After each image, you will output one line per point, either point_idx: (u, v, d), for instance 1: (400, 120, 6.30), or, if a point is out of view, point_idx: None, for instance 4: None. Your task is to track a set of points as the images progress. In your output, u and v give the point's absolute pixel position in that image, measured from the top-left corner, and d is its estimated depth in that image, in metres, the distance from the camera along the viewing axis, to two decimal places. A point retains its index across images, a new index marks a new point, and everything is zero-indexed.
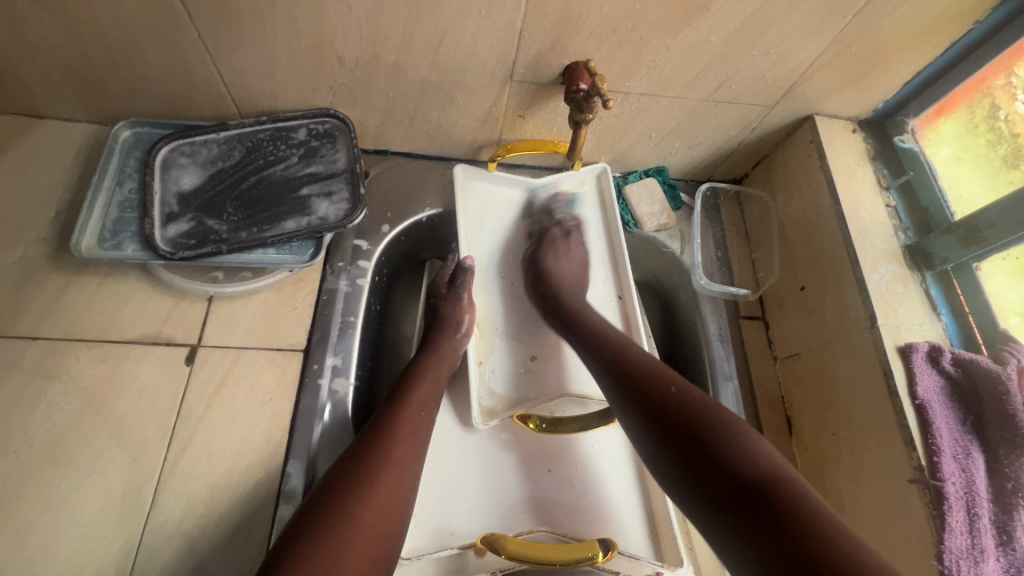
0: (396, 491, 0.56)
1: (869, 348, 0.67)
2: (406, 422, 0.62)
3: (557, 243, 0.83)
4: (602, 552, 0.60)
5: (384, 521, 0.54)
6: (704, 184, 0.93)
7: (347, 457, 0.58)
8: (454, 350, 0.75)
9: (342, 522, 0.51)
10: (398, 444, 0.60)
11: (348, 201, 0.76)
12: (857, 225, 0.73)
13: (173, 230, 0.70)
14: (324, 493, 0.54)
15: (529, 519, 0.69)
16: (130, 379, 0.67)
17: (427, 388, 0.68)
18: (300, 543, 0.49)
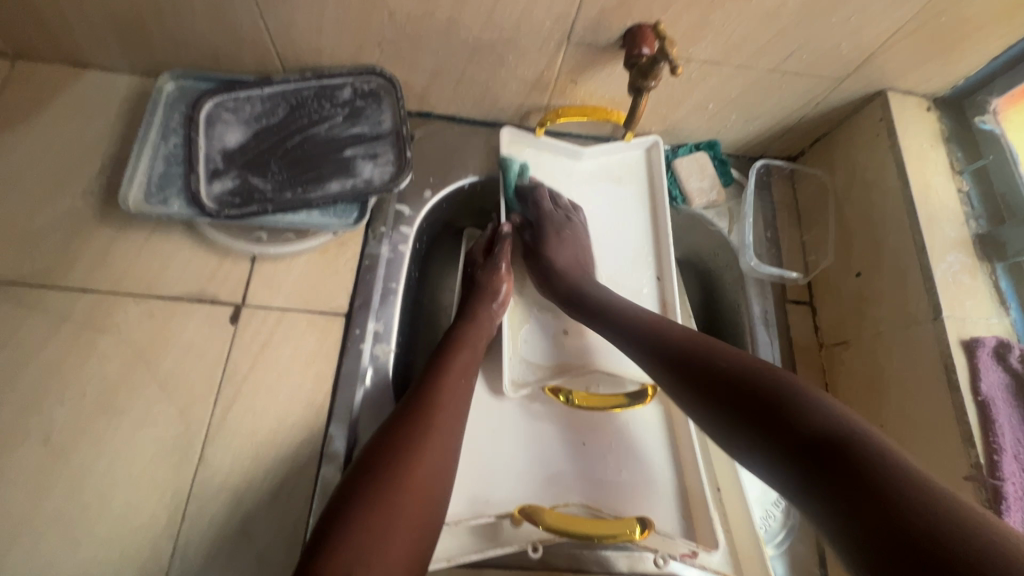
0: (439, 459, 0.56)
1: (930, 339, 0.64)
2: (447, 391, 0.62)
3: (563, 230, 0.78)
4: (640, 530, 0.60)
5: (430, 487, 0.54)
6: (758, 161, 0.89)
7: (391, 425, 0.58)
8: (494, 321, 0.74)
9: (390, 489, 0.51)
10: (439, 413, 0.59)
11: (393, 164, 0.74)
12: (926, 210, 0.69)
13: (218, 187, 0.70)
14: (372, 458, 0.54)
15: (563, 493, 0.70)
16: (177, 335, 0.68)
17: (466, 361, 0.67)
18: (351, 505, 0.50)
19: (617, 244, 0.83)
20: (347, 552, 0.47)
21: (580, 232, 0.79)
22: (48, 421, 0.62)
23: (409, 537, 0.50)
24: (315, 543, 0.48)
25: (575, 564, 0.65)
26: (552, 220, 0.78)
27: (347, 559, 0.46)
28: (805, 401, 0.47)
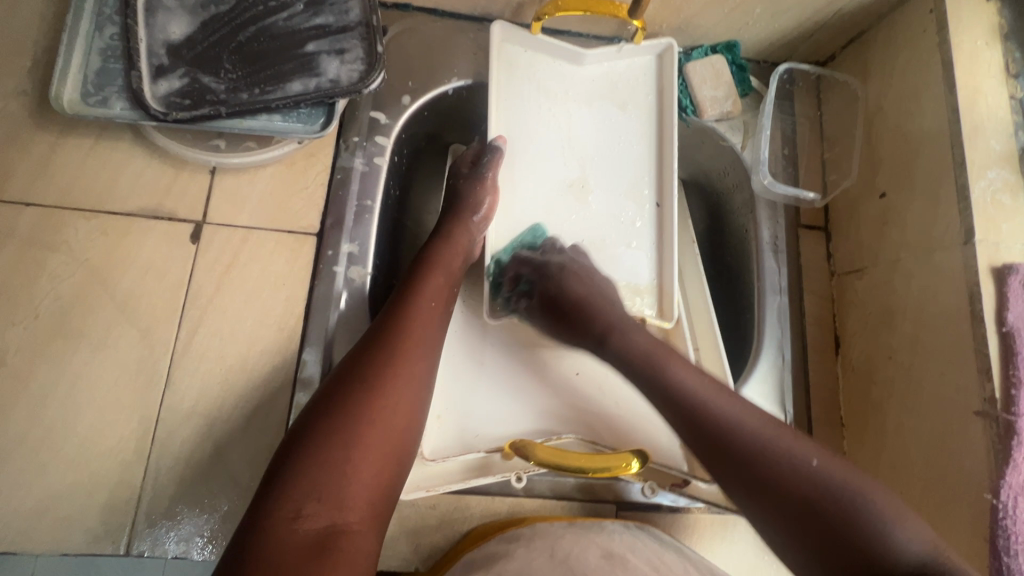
0: (408, 392, 0.52)
1: (956, 266, 0.58)
2: (417, 320, 0.57)
3: (574, 268, 0.67)
4: (636, 465, 0.57)
5: (395, 422, 0.50)
6: (782, 64, 0.78)
7: (355, 355, 0.53)
8: (472, 242, 0.68)
9: (351, 423, 0.48)
10: (408, 343, 0.55)
11: (363, 61, 0.64)
12: (970, 120, 0.60)
13: (164, 86, 0.61)
14: (333, 388, 0.50)
15: (553, 425, 0.67)
16: (134, 254, 0.63)
17: (439, 287, 0.61)
18: (310, 440, 0.47)
19: (616, 161, 0.75)
20: (301, 487, 0.45)
21: (603, 282, 0.67)
22: (2, 342, 0.58)
23: (371, 472, 0.47)
24: (272, 475, 0.46)
25: (561, 491, 0.65)
26: (564, 270, 0.66)
27: (301, 496, 0.44)
28: (855, 499, 0.46)
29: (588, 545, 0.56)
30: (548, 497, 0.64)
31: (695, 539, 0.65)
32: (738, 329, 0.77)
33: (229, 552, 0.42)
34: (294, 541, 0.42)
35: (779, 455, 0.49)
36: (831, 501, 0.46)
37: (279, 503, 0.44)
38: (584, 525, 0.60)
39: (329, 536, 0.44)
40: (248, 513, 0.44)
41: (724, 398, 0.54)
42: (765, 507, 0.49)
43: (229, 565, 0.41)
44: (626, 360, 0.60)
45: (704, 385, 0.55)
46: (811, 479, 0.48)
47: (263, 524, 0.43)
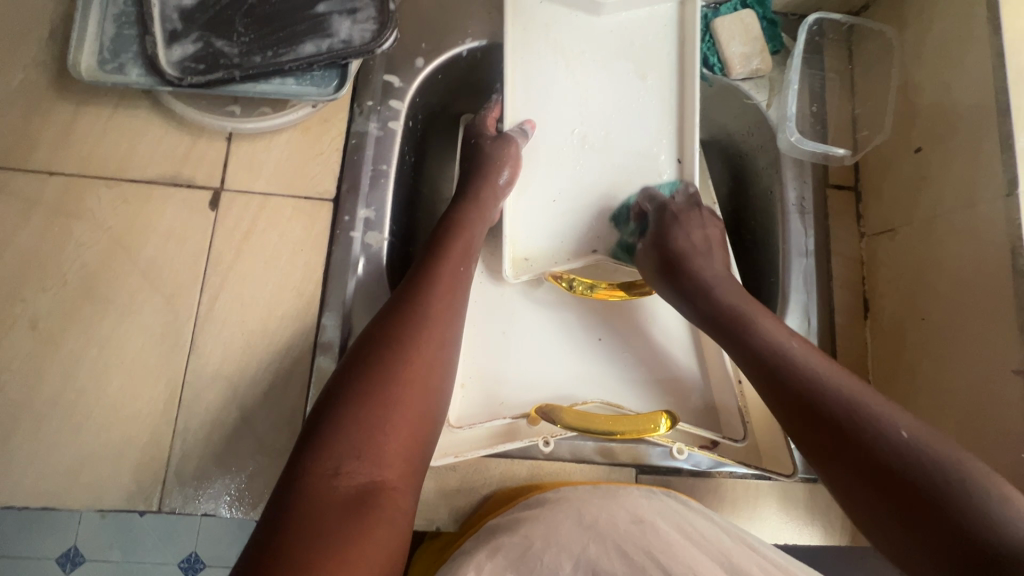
0: (436, 355, 0.52)
1: (998, 220, 0.55)
2: (443, 284, 0.56)
3: (683, 215, 0.66)
4: (665, 424, 0.55)
5: (426, 386, 0.50)
6: (811, 15, 0.74)
7: (383, 319, 0.53)
8: (495, 206, 0.67)
9: (382, 384, 0.48)
10: (436, 307, 0.54)
11: (375, 20, 0.63)
12: (1016, 63, 0.56)
13: (178, 52, 0.61)
14: (362, 349, 0.50)
15: (578, 392, 0.66)
16: (155, 221, 0.63)
17: (463, 251, 0.61)
18: (342, 397, 0.47)
19: (638, 120, 0.72)
20: (339, 446, 0.44)
21: (715, 226, 0.67)
22: (33, 308, 0.60)
23: (405, 431, 0.47)
24: (307, 436, 0.46)
25: (582, 455, 0.64)
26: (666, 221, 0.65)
27: (339, 454, 0.44)
28: (959, 470, 0.42)
29: (617, 510, 0.57)
30: (569, 461, 0.64)
31: (717, 503, 0.65)
32: (762, 294, 0.76)
33: (268, 509, 0.42)
34: (333, 498, 0.42)
35: (869, 418, 0.46)
36: (917, 476, 0.42)
37: (317, 461, 0.44)
38: (609, 488, 0.59)
39: (368, 493, 0.43)
40: (285, 473, 0.44)
41: (819, 361, 0.52)
42: (847, 471, 0.46)
43: (270, 521, 0.41)
44: (711, 318, 0.60)
45: (798, 347, 0.53)
46: (897, 450, 0.44)
47: (301, 480, 0.43)
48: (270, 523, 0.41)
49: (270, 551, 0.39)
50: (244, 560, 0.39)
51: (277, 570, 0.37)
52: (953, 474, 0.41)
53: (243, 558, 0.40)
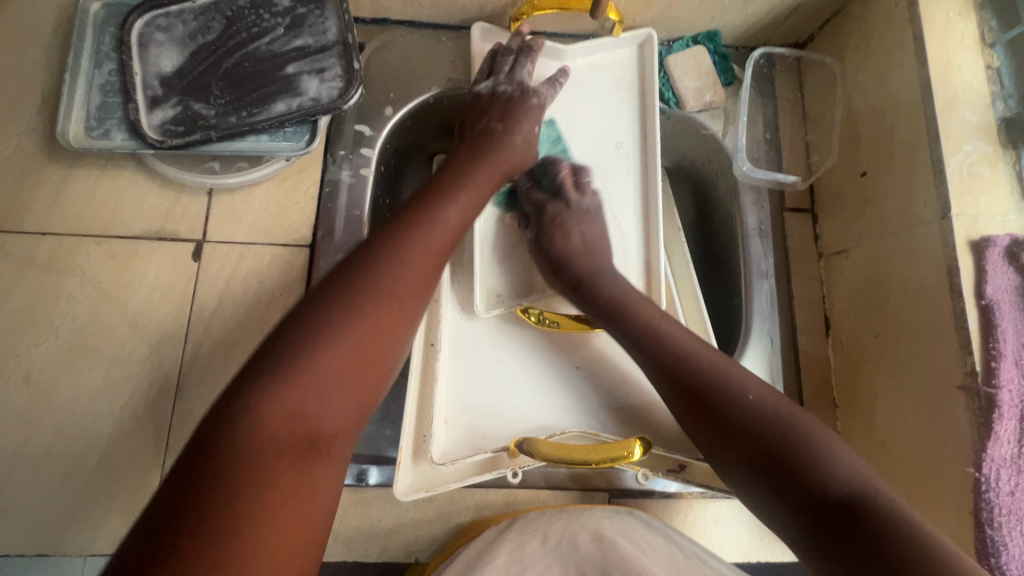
0: (414, 308, 0.49)
1: (935, 241, 0.58)
2: (434, 234, 0.53)
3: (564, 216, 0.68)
4: (639, 451, 0.56)
5: (398, 342, 0.47)
6: (758, 49, 0.79)
7: (363, 258, 0.49)
8: (498, 163, 0.66)
9: (338, 328, 0.44)
10: (422, 257, 0.51)
11: (341, 77, 0.67)
12: (943, 93, 0.59)
13: (159, 116, 0.65)
14: (325, 286, 0.47)
15: (559, 421, 0.65)
16: (141, 274, 0.67)
17: (461, 207, 0.57)
18: (297, 330, 0.44)
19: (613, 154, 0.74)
20: (294, 386, 0.41)
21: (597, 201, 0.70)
22: (27, 362, 0.63)
23: (351, 370, 0.44)
24: (258, 363, 0.43)
25: (554, 482, 0.66)
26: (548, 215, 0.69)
27: (292, 392, 0.41)
28: (825, 452, 0.45)
29: (579, 530, 0.60)
30: (542, 488, 0.66)
31: (688, 524, 0.67)
32: (726, 316, 0.78)
33: (205, 425, 0.40)
34: (265, 435, 0.39)
35: (727, 381, 0.51)
36: (774, 432, 0.47)
37: (266, 394, 0.41)
38: (574, 510, 0.61)
39: (316, 440, 0.41)
40: (229, 394, 0.41)
41: (708, 354, 0.54)
42: (722, 437, 0.49)
43: (205, 439, 0.39)
44: (597, 305, 0.62)
45: (663, 321, 0.57)
46: (756, 412, 0.48)
47: (247, 404, 0.40)
48: (203, 443, 0.39)
49: (183, 488, 0.36)
50: (168, 479, 0.37)
51: (203, 499, 0.36)
52: (797, 429, 0.46)
53: (169, 473, 0.38)
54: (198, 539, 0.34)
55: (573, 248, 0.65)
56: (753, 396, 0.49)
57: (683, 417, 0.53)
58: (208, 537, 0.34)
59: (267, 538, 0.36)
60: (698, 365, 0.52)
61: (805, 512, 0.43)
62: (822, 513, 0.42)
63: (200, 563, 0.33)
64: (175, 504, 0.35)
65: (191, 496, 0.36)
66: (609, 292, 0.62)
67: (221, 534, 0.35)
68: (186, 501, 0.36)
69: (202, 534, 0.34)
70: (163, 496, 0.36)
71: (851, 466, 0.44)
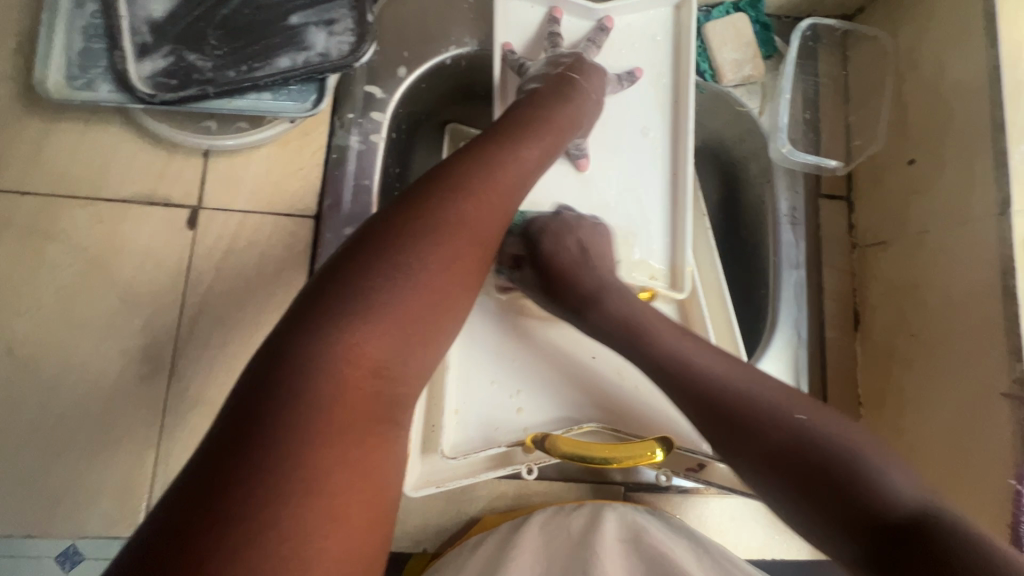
0: (489, 250, 0.44)
1: (990, 239, 0.54)
2: (510, 171, 0.47)
3: (552, 227, 0.59)
4: (662, 452, 0.53)
5: (472, 288, 0.42)
6: (804, 19, 0.73)
7: (436, 189, 0.43)
8: (574, 107, 0.58)
9: (413, 269, 0.39)
10: (497, 196, 0.45)
11: (353, 31, 0.60)
12: (1012, 75, 0.55)
13: (149, 66, 0.58)
14: (396, 215, 0.41)
15: (576, 412, 0.61)
16: (132, 241, 0.62)
17: (535, 151, 0.51)
18: (363, 262, 0.38)
19: (644, 129, 0.68)
20: (363, 334, 0.36)
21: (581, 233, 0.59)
22: (8, 333, 0.59)
23: (426, 319, 0.39)
24: (319, 299, 0.37)
25: (569, 473, 0.64)
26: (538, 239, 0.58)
27: (360, 340, 0.36)
28: (870, 467, 0.40)
29: (612, 519, 0.57)
30: (555, 479, 0.64)
31: (703, 519, 0.65)
32: (750, 306, 0.74)
33: (256, 368, 0.35)
34: (336, 384, 0.34)
35: (764, 404, 0.45)
36: (825, 454, 0.41)
37: (330, 340, 0.35)
38: (594, 506, 0.60)
39: (385, 398, 0.36)
40: (282, 337, 0.36)
41: (731, 376, 0.47)
42: (759, 461, 0.43)
43: (259, 390, 0.33)
44: (607, 330, 0.54)
45: (693, 349, 0.50)
46: (797, 435, 0.42)
47: (307, 350, 0.35)
48: (257, 395, 0.33)
49: (243, 435, 0.31)
50: (216, 433, 0.32)
51: (267, 460, 0.31)
52: (849, 453, 0.41)
53: (216, 429, 0.33)
54: (264, 508, 0.29)
55: (566, 263, 0.57)
56: (785, 414, 0.44)
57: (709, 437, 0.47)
58: (274, 508, 0.29)
59: (342, 506, 0.31)
60: (725, 389, 0.47)
61: (866, 544, 0.38)
62: (879, 537, 0.37)
63: (266, 537, 0.28)
64: (231, 466, 0.30)
65: (249, 456, 0.31)
66: (614, 306, 0.55)
67: (288, 502, 0.30)
68: (242, 462, 0.30)
69: (268, 503, 0.29)
70: (212, 456, 0.31)
71: (892, 480, 0.39)
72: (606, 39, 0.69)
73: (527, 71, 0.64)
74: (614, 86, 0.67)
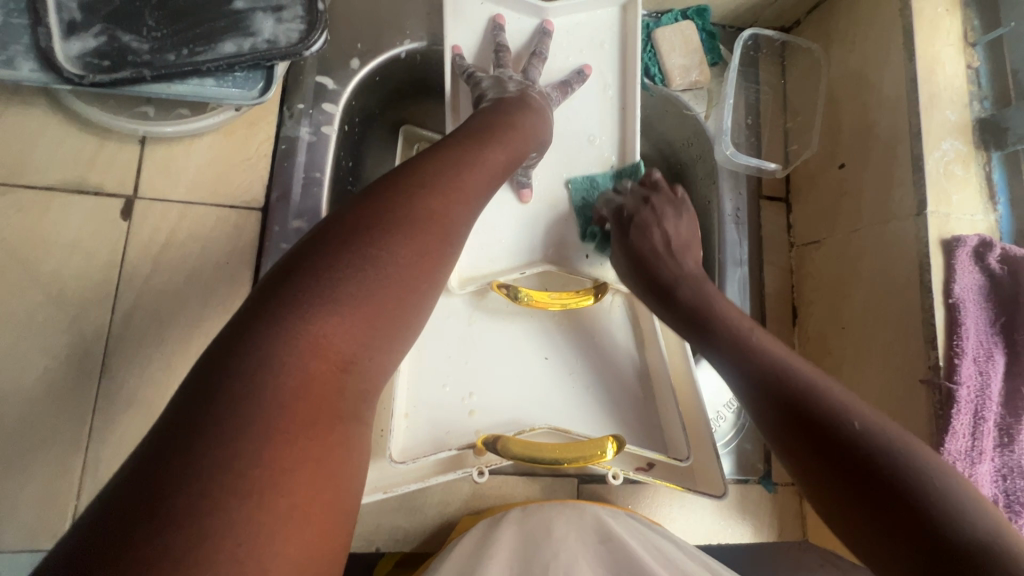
0: (454, 247, 0.44)
1: (909, 237, 0.59)
2: (474, 171, 0.47)
3: (650, 214, 0.62)
4: (613, 450, 0.52)
5: (437, 283, 0.42)
6: (746, 29, 0.77)
7: (404, 187, 0.42)
8: (539, 117, 0.60)
9: (377, 264, 0.38)
10: (461, 196, 0.45)
11: (303, 18, 0.59)
12: (927, 88, 0.60)
13: (77, 46, 0.55)
14: (363, 210, 0.40)
15: (528, 414, 0.61)
16: (57, 232, 0.58)
17: (501, 154, 0.52)
18: (326, 254, 0.37)
19: (597, 133, 0.70)
20: (325, 326, 0.35)
21: (683, 226, 0.63)
22: None
23: (390, 316, 0.38)
24: (279, 290, 0.36)
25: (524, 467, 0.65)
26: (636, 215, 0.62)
27: (323, 332, 0.35)
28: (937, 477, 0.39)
29: (585, 527, 0.54)
30: (510, 473, 0.65)
31: (654, 508, 0.67)
32: None
33: (208, 360, 0.33)
34: (293, 378, 0.33)
35: (831, 399, 0.45)
36: (891, 459, 0.40)
37: (292, 332, 0.34)
38: (574, 505, 0.59)
39: (349, 393, 0.35)
40: (236, 333, 0.34)
41: (808, 369, 0.48)
42: (825, 458, 0.43)
43: (211, 383, 0.32)
44: (681, 314, 0.57)
45: (767, 342, 0.52)
46: (862, 441, 0.42)
47: (264, 342, 0.34)
48: (204, 395, 0.31)
49: (189, 429, 0.30)
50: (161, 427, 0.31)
51: (219, 457, 0.29)
52: (918, 458, 0.40)
53: (159, 423, 0.31)
54: (211, 503, 0.28)
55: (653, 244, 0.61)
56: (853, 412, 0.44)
57: (779, 427, 0.46)
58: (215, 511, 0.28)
59: (297, 513, 0.30)
60: (795, 380, 0.47)
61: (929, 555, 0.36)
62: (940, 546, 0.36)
63: (204, 540, 0.27)
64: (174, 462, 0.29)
65: (193, 452, 0.29)
66: (693, 292, 0.57)
67: (234, 501, 0.28)
68: (186, 459, 0.29)
69: (222, 501, 0.28)
70: (160, 454, 0.29)
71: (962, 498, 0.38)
72: (549, 40, 0.70)
73: (478, 83, 0.64)
74: (563, 89, 0.68)
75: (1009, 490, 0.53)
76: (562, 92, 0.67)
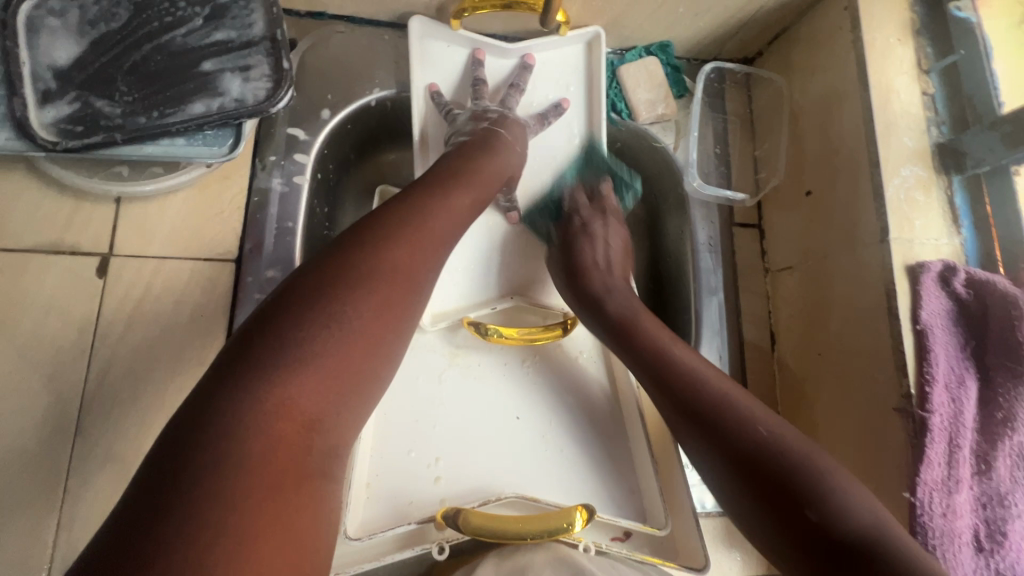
0: (422, 297, 0.44)
1: (875, 263, 0.59)
2: (441, 217, 0.48)
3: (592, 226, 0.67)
4: (580, 522, 0.52)
5: (404, 330, 0.42)
6: (708, 63, 0.79)
7: (369, 239, 0.43)
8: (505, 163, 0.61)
9: (343, 321, 0.38)
10: (429, 243, 0.46)
11: (270, 76, 0.61)
12: (883, 117, 0.61)
13: (52, 114, 0.56)
14: (327, 265, 0.40)
15: (495, 475, 0.60)
16: (33, 293, 0.59)
17: (467, 197, 0.53)
18: (290, 313, 0.38)
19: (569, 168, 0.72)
20: (291, 388, 0.35)
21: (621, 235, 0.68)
22: None
23: (355, 372, 0.38)
24: (246, 352, 0.36)
25: None
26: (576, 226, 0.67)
27: (290, 396, 0.35)
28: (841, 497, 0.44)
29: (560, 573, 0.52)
30: None
31: None
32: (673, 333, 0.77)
33: (178, 425, 0.34)
34: (263, 440, 0.34)
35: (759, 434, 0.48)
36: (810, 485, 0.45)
37: (259, 396, 0.34)
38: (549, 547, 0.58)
39: (317, 452, 0.36)
40: (202, 395, 0.35)
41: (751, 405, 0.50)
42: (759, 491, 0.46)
43: (182, 449, 0.32)
44: (632, 353, 0.58)
45: (713, 375, 0.53)
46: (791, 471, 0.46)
47: (233, 406, 0.34)
48: (176, 463, 0.32)
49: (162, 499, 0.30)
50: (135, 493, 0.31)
51: (195, 521, 0.30)
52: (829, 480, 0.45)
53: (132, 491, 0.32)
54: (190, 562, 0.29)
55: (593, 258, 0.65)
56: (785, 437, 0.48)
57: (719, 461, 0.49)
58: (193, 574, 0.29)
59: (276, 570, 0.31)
60: (740, 416, 0.49)
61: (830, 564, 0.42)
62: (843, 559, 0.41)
63: None
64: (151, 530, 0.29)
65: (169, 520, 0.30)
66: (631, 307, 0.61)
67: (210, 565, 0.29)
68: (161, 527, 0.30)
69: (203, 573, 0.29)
70: (136, 521, 0.30)
71: (858, 503, 0.44)
72: (530, 75, 0.72)
73: (454, 119, 0.67)
74: (540, 122, 0.70)
75: (988, 518, 0.53)
76: (538, 123, 0.70)
